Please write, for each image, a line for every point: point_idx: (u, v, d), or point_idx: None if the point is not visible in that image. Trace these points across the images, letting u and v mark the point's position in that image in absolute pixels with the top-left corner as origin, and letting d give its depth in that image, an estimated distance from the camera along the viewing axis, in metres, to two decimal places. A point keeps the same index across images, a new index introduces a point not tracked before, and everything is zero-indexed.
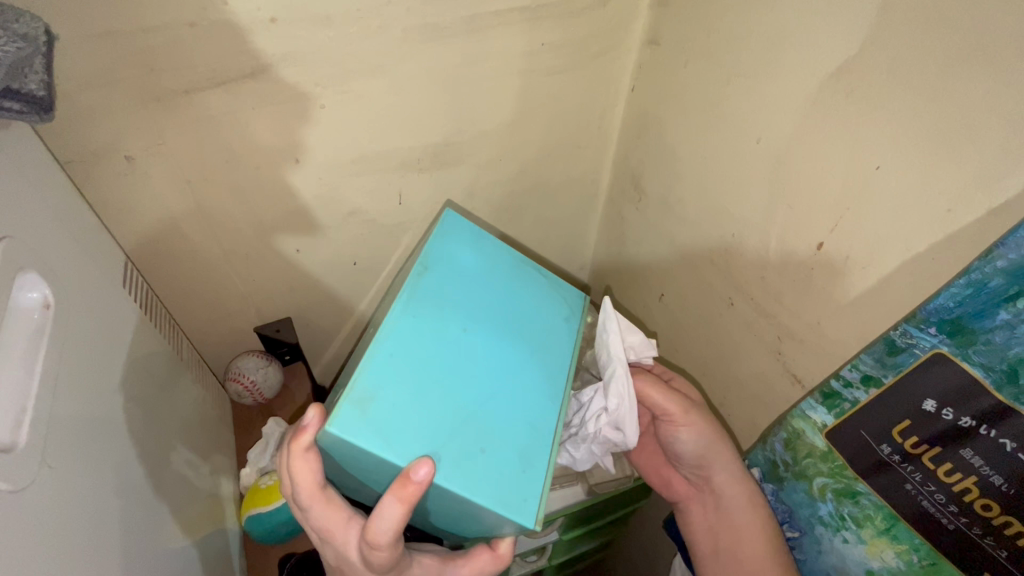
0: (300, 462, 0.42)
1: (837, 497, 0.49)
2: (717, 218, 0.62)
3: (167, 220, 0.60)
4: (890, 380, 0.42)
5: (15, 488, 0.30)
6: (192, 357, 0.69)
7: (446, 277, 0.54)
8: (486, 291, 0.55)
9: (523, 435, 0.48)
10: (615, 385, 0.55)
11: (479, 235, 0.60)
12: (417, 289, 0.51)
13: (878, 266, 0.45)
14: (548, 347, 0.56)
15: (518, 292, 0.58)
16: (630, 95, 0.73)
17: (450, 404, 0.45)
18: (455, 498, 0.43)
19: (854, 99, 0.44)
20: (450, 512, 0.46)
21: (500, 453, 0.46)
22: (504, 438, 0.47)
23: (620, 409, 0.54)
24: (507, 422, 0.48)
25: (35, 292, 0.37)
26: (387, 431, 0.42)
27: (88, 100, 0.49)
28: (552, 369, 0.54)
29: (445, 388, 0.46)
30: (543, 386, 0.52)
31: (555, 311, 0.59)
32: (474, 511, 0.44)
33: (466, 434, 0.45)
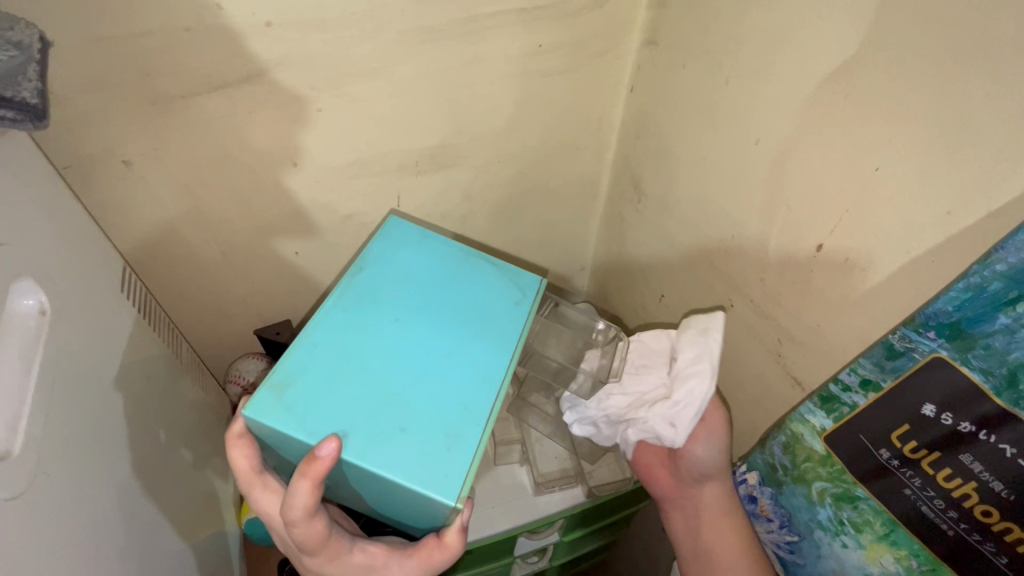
0: (234, 448, 0.43)
1: (836, 502, 0.48)
2: (716, 218, 0.62)
3: (165, 224, 0.61)
4: (889, 384, 0.42)
5: (9, 495, 0.30)
6: (191, 359, 0.69)
7: (385, 273, 0.55)
8: (428, 282, 0.56)
9: (450, 413, 0.46)
10: (693, 384, 0.55)
11: (427, 236, 0.60)
12: (350, 287, 0.53)
13: (878, 269, 0.44)
14: (493, 329, 0.53)
15: (463, 281, 0.57)
16: (629, 96, 0.73)
17: (371, 386, 0.46)
18: (372, 477, 0.42)
19: (853, 100, 0.43)
20: (388, 498, 0.45)
21: (422, 431, 0.44)
22: (427, 416, 0.45)
23: (684, 405, 0.55)
24: (436, 401, 0.47)
25: (31, 299, 0.37)
26: (301, 413, 0.43)
27: (84, 105, 0.49)
28: (495, 351, 0.52)
29: (364, 373, 0.47)
30: (485, 365, 0.50)
31: (504, 297, 0.57)
32: (397, 492, 0.43)
33: (384, 414, 0.44)
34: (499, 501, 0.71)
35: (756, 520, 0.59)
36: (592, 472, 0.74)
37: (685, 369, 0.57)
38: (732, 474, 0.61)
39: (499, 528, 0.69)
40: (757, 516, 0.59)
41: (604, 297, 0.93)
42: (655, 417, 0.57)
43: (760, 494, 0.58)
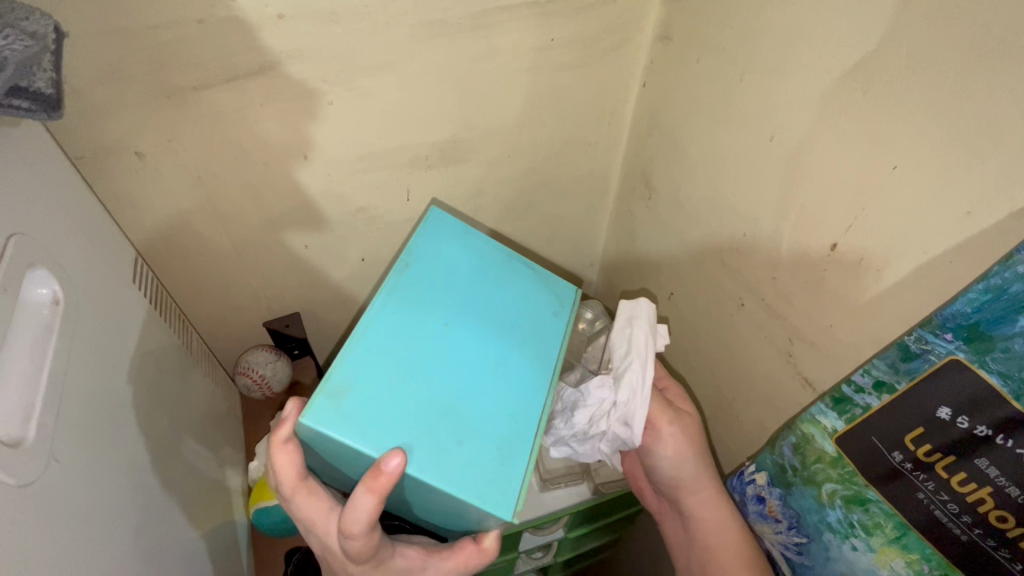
0: (281, 454, 0.43)
1: (846, 504, 0.48)
2: (728, 216, 0.61)
3: (177, 216, 0.61)
4: (903, 387, 0.42)
5: (23, 481, 0.30)
6: (201, 350, 0.70)
7: (430, 272, 0.54)
8: (472, 288, 0.55)
9: (503, 426, 0.47)
10: (629, 379, 0.55)
11: (470, 234, 0.60)
12: (398, 288, 0.52)
13: (893, 269, 0.43)
14: (537, 340, 0.54)
15: (507, 289, 0.57)
16: (641, 91, 0.72)
17: (426, 395, 0.46)
18: (430, 489, 0.42)
19: (872, 96, 0.43)
20: (432, 504, 0.45)
21: (478, 444, 0.45)
22: (482, 428, 0.46)
23: (632, 402, 0.54)
24: (488, 412, 0.47)
25: (45, 288, 0.37)
26: (360, 421, 0.42)
27: (98, 96, 0.49)
28: (541, 363, 0.53)
29: (420, 380, 0.46)
30: (529, 379, 0.51)
31: (543, 306, 0.57)
32: (453, 503, 0.43)
33: (441, 425, 0.44)
34: None
35: (764, 521, 0.58)
36: (598, 470, 0.73)
37: (620, 366, 0.56)
38: (740, 473, 0.61)
39: (505, 524, 0.69)
40: (764, 517, 0.58)
41: (613, 294, 0.93)
42: (609, 421, 0.55)
43: (768, 495, 0.57)
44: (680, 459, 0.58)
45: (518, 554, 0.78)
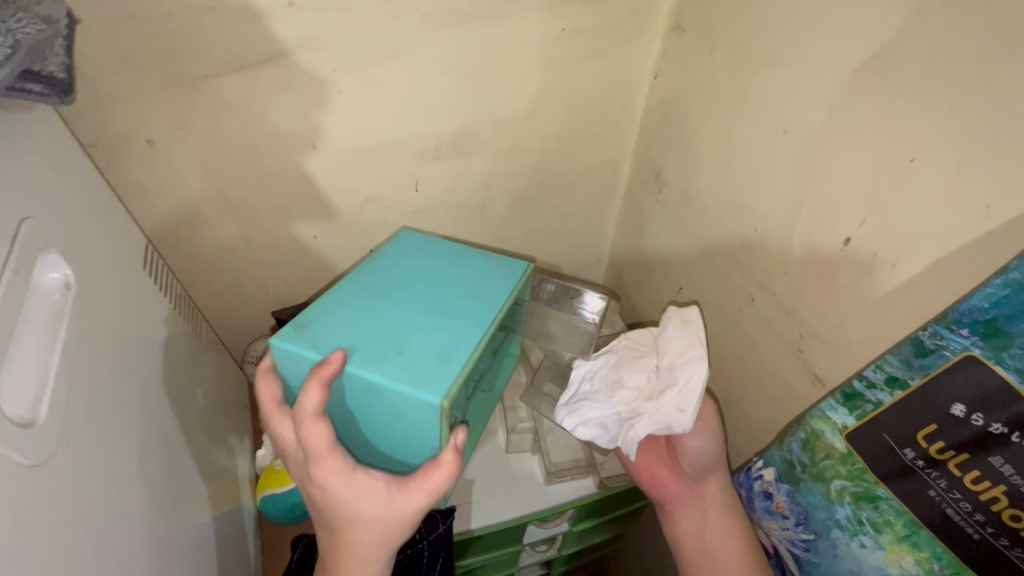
0: (262, 381, 0.50)
1: (856, 501, 0.47)
2: (739, 210, 0.60)
3: (188, 205, 0.61)
4: (916, 383, 0.41)
5: (32, 462, 0.31)
6: (210, 339, 0.70)
7: (399, 257, 0.64)
8: (432, 263, 0.63)
9: (441, 343, 0.52)
10: (693, 368, 0.54)
11: (433, 241, 0.67)
12: (368, 270, 0.61)
13: (908, 264, 0.43)
14: (486, 291, 0.59)
15: (462, 263, 0.63)
16: (653, 84, 0.71)
17: (375, 326, 0.53)
18: (373, 387, 0.48)
19: (889, 88, 0.42)
20: (386, 414, 0.50)
21: (417, 355, 0.51)
22: (421, 345, 0.51)
23: (691, 392, 0.53)
24: (432, 334, 0.53)
25: (56, 272, 0.37)
26: (318, 341, 0.51)
27: (111, 83, 0.49)
28: (488, 306, 0.57)
29: (374, 317, 0.54)
30: (486, 309, 0.57)
31: (493, 276, 0.62)
32: (393, 400, 0.48)
33: (385, 343, 0.51)
34: (511, 489, 0.71)
35: (771, 517, 0.58)
36: (604, 463, 0.74)
37: (680, 357, 0.56)
38: (747, 470, 0.60)
39: (509, 516, 0.69)
40: (771, 513, 0.58)
41: (621, 289, 0.92)
42: (662, 405, 0.54)
43: (775, 491, 0.57)
44: (710, 449, 0.58)
45: (523, 547, 0.78)
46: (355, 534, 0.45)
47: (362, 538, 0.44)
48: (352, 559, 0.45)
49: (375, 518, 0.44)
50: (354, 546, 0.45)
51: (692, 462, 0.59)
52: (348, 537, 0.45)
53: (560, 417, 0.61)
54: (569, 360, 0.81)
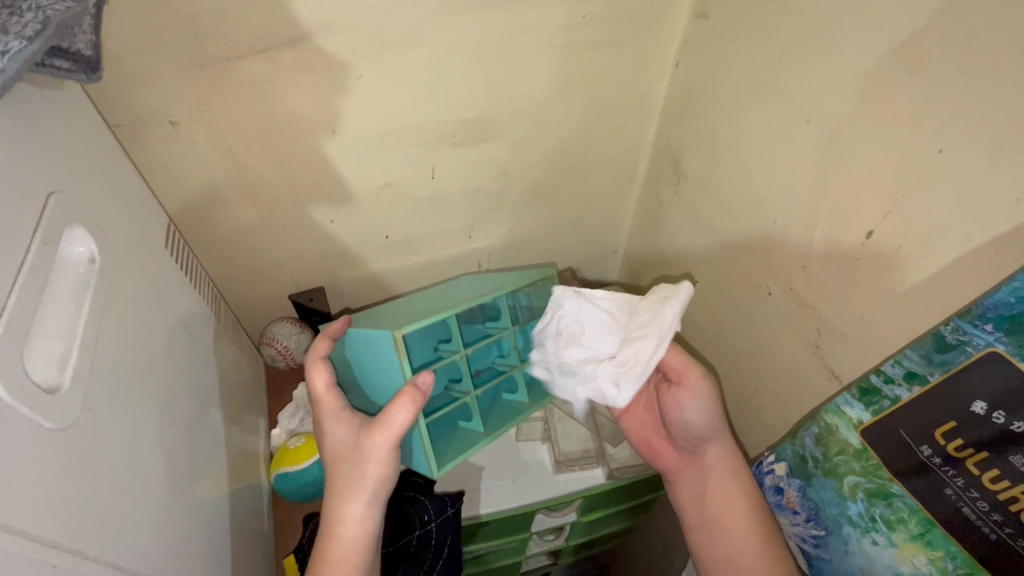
0: None
1: (869, 498, 0.47)
2: (758, 202, 0.60)
3: (209, 186, 0.62)
4: (936, 379, 0.40)
5: (58, 426, 0.31)
6: (230, 320, 0.72)
7: (456, 283, 0.75)
8: (477, 281, 0.72)
9: (426, 309, 0.60)
10: (643, 346, 0.52)
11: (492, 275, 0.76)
12: (424, 291, 0.74)
13: (932, 258, 0.42)
14: (498, 284, 0.66)
15: (497, 278, 0.71)
16: (674, 73, 0.70)
17: (393, 311, 0.65)
18: (363, 338, 0.58)
19: (919, 76, 0.40)
20: (375, 367, 0.58)
21: (404, 316, 0.60)
22: (412, 312, 0.60)
23: (631, 367, 0.51)
24: (427, 308, 0.62)
25: (81, 246, 0.39)
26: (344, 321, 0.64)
27: (136, 65, 0.50)
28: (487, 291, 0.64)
29: (400, 308, 0.66)
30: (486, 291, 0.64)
31: (517, 278, 0.69)
32: (373, 346, 0.57)
33: (391, 315, 0.62)
34: (520, 477, 0.71)
35: (782, 512, 0.57)
36: (614, 455, 0.74)
37: (636, 332, 0.53)
38: (758, 464, 0.60)
39: (516, 503, 0.69)
40: (782, 508, 0.57)
41: (636, 282, 0.92)
42: (597, 372, 0.53)
43: (786, 486, 0.56)
44: (701, 420, 0.55)
45: (530, 535, 0.79)
46: (340, 469, 0.50)
47: (342, 470, 0.49)
48: (335, 496, 0.49)
49: (353, 450, 0.49)
50: (338, 483, 0.49)
51: (682, 433, 0.57)
52: (335, 474, 0.50)
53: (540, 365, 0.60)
54: None
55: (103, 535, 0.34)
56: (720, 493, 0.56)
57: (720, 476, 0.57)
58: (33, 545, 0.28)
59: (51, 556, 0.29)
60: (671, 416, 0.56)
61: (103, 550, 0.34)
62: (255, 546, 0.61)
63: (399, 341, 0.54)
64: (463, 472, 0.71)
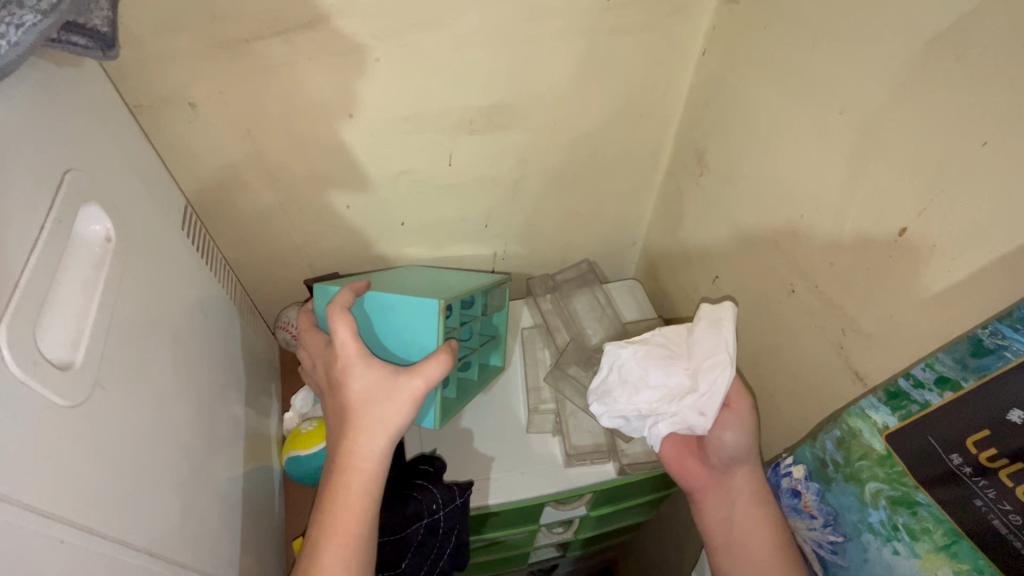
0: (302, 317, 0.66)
1: (892, 506, 0.45)
2: (785, 195, 0.57)
3: (227, 169, 0.63)
4: (970, 385, 0.38)
5: (68, 402, 0.32)
6: (245, 302, 0.73)
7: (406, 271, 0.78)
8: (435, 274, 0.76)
9: (441, 290, 0.65)
10: (713, 375, 0.53)
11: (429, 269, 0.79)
12: (381, 274, 0.76)
13: (971, 258, 0.39)
14: (468, 278, 0.72)
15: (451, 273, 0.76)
16: (701, 60, 0.68)
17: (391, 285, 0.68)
18: (388, 304, 0.61)
19: (965, 63, 0.38)
20: (395, 334, 0.62)
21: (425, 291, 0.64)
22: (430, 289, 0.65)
23: (711, 396, 0.52)
24: (437, 288, 0.67)
25: (97, 225, 0.39)
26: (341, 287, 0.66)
27: (156, 45, 0.50)
28: (472, 282, 0.70)
29: (390, 284, 0.68)
30: (475, 282, 0.70)
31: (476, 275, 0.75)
32: (403, 312, 0.61)
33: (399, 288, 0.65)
34: (531, 469, 0.71)
35: (797, 516, 0.56)
36: (626, 450, 0.72)
37: (702, 363, 0.54)
38: (774, 465, 0.58)
39: (526, 495, 0.69)
40: (798, 512, 0.55)
41: (655, 275, 0.90)
42: (682, 407, 0.54)
43: (804, 489, 0.54)
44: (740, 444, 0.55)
45: (539, 526, 0.78)
46: (367, 411, 0.52)
47: (371, 413, 0.51)
48: (362, 436, 0.51)
49: (386, 392, 0.52)
50: (366, 424, 0.51)
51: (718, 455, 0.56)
52: (361, 416, 0.52)
53: (609, 418, 0.58)
54: (596, 346, 0.80)
55: (113, 511, 0.34)
56: (747, 510, 0.56)
57: (748, 494, 0.56)
58: (40, 519, 0.28)
59: (58, 530, 0.29)
60: (709, 435, 0.56)
61: (114, 526, 0.34)
62: (266, 525, 0.61)
63: (442, 312, 0.60)
64: (473, 461, 0.71)
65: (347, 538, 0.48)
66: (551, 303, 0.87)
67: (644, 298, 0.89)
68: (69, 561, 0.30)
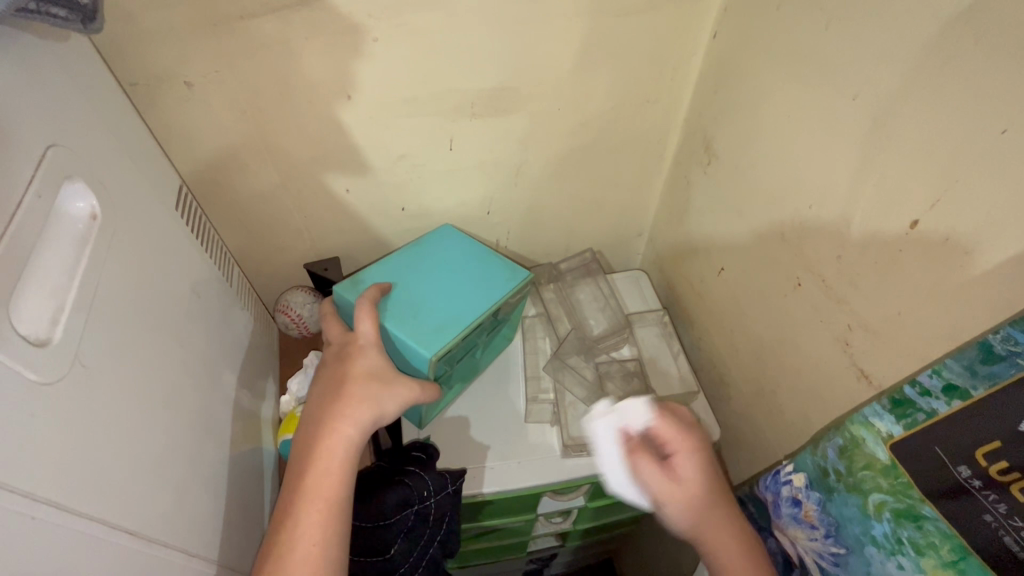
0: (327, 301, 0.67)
1: (896, 518, 0.43)
2: (794, 186, 0.55)
3: (225, 150, 0.62)
4: (979, 394, 0.37)
5: (44, 379, 0.31)
6: (244, 285, 0.72)
7: (444, 235, 0.74)
8: (472, 250, 0.72)
9: (444, 316, 0.63)
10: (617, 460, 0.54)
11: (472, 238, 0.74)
12: (423, 242, 0.73)
13: (986, 253, 0.37)
14: (490, 280, 0.68)
15: (488, 255, 0.71)
16: (711, 43, 0.65)
17: (406, 286, 0.66)
18: (390, 334, 0.61)
19: (985, 45, 0.36)
20: (396, 358, 0.63)
21: (428, 320, 0.62)
22: (435, 314, 0.63)
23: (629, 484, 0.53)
24: (445, 305, 0.64)
25: (82, 202, 0.39)
26: (361, 283, 0.65)
27: (148, 21, 0.49)
28: (487, 293, 0.66)
29: (410, 280, 0.67)
30: (490, 294, 0.66)
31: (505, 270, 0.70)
32: (400, 347, 0.61)
33: (407, 305, 0.64)
34: (528, 459, 0.70)
35: (796, 527, 0.54)
36: None
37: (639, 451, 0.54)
38: (775, 473, 0.57)
39: (521, 485, 0.68)
40: (798, 522, 0.54)
41: (661, 266, 0.88)
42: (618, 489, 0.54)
43: (804, 498, 0.53)
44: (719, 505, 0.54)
45: (536, 516, 0.78)
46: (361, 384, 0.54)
47: (365, 386, 0.53)
48: (351, 405, 0.52)
49: (384, 377, 0.55)
50: (359, 396, 0.53)
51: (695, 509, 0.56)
52: (353, 388, 0.53)
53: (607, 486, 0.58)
54: (597, 337, 0.80)
55: (93, 490, 0.34)
56: None
57: None
58: (10, 496, 0.28)
59: (28, 506, 0.29)
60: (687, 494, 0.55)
61: (94, 506, 0.34)
62: (258, 508, 0.61)
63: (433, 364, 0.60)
64: (468, 450, 0.70)
65: (328, 500, 0.48)
66: (553, 293, 0.85)
67: (651, 291, 0.87)
68: (43, 540, 0.29)
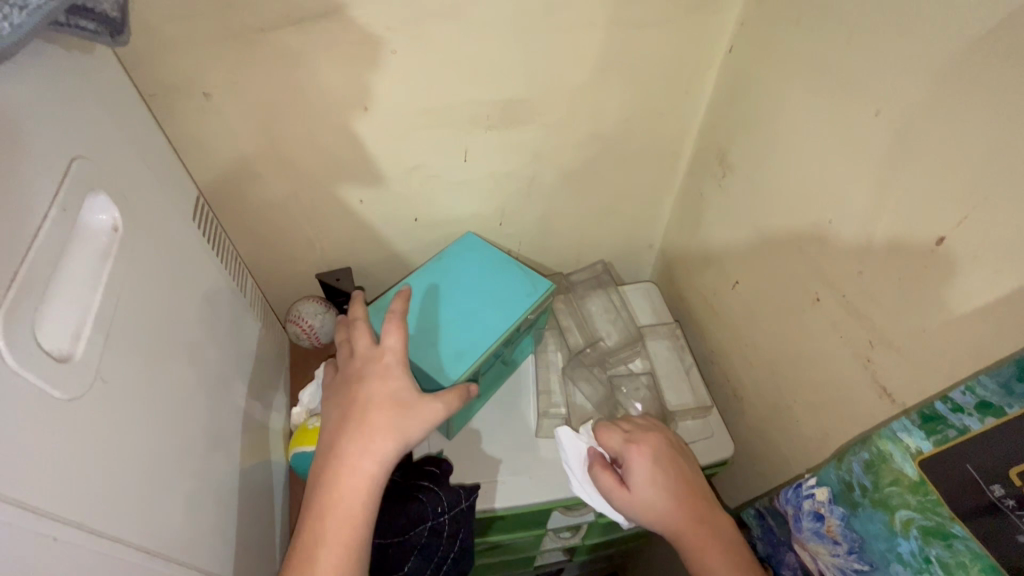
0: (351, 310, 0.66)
1: (924, 536, 0.43)
2: (812, 199, 0.55)
3: (239, 161, 0.62)
4: (1014, 412, 0.36)
5: (68, 397, 0.31)
6: (256, 295, 0.72)
7: (464, 248, 0.73)
8: (491, 265, 0.71)
9: (462, 342, 0.64)
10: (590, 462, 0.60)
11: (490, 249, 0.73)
12: (445, 256, 0.72)
13: (1017, 272, 0.37)
14: (508, 300, 0.68)
15: (506, 270, 0.70)
16: (727, 57, 0.65)
17: (427, 308, 0.66)
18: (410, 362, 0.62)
19: (1017, 62, 0.35)
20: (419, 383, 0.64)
21: (446, 347, 0.63)
22: (453, 340, 0.64)
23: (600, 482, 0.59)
24: (464, 329, 0.65)
25: (104, 214, 0.38)
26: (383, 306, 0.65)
27: (168, 32, 0.49)
28: (505, 313, 0.66)
29: (430, 300, 0.67)
30: (507, 315, 0.66)
31: (522, 284, 0.69)
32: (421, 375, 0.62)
33: (426, 331, 0.64)
34: (540, 474, 0.69)
35: (818, 541, 0.53)
36: None
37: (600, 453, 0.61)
38: (796, 486, 0.55)
39: (534, 500, 0.67)
40: (820, 536, 0.53)
41: (672, 278, 0.88)
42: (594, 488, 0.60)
43: (827, 513, 0.52)
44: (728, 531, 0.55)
45: (546, 531, 0.77)
46: (382, 413, 0.53)
47: (385, 417, 0.52)
48: (371, 436, 0.52)
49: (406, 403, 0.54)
50: (378, 425, 0.52)
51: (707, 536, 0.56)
52: (374, 417, 0.52)
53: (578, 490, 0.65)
54: (610, 349, 0.79)
55: (111, 507, 0.33)
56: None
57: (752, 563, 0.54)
58: (35, 518, 0.28)
59: (51, 526, 0.29)
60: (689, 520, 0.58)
61: (113, 525, 0.33)
62: (269, 522, 0.61)
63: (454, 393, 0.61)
64: (479, 464, 0.69)
65: (348, 533, 0.48)
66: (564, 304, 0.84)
67: (662, 303, 0.86)
68: (65, 562, 0.29)
